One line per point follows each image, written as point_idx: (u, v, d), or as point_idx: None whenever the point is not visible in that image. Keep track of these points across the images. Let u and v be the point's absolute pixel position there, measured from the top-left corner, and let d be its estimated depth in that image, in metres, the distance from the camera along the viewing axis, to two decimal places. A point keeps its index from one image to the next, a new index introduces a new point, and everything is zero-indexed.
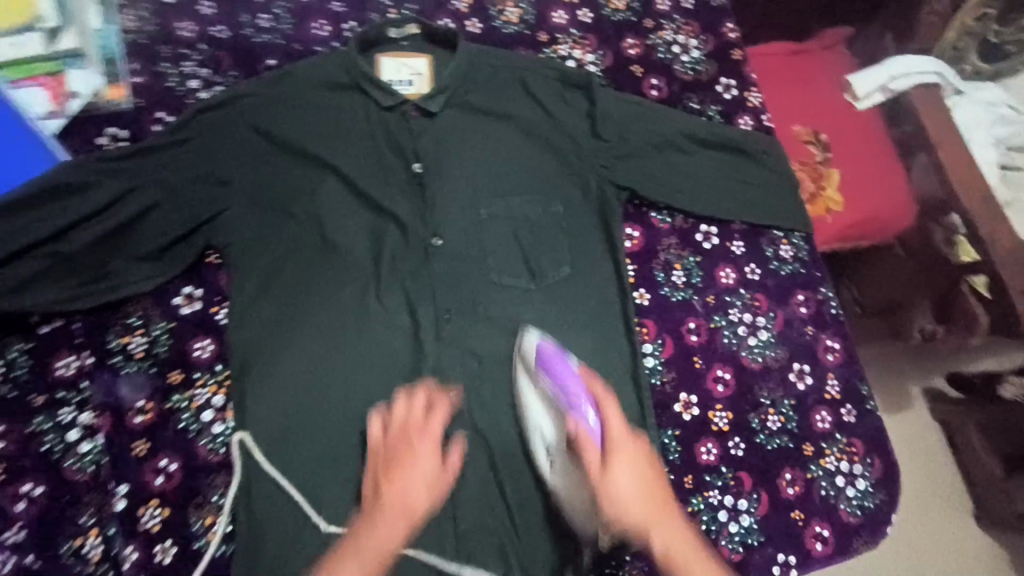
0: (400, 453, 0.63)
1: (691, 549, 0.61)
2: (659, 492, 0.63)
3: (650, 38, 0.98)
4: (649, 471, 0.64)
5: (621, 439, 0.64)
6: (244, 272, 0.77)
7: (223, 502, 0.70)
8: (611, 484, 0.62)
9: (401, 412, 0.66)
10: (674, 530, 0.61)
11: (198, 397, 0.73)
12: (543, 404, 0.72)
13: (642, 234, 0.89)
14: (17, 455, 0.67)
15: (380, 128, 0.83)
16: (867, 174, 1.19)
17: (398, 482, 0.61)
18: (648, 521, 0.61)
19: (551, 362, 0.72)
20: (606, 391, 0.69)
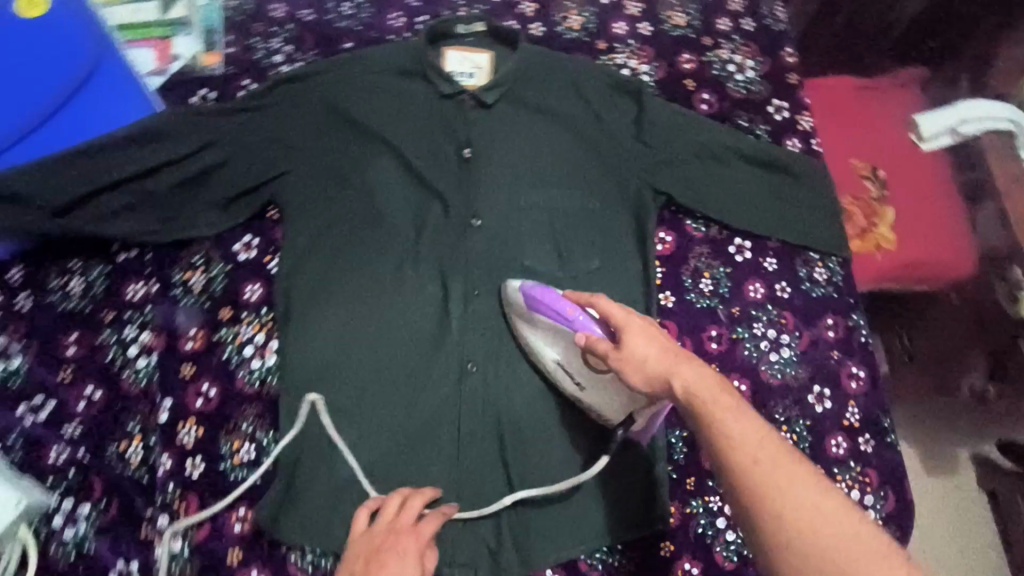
0: (387, 549, 0.61)
1: (718, 387, 0.58)
2: (673, 347, 0.62)
3: (706, 55, 1.01)
4: (658, 333, 0.64)
5: (619, 314, 0.66)
6: (300, 229, 0.83)
7: (251, 431, 0.77)
8: (628, 352, 0.63)
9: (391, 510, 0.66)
10: (696, 371, 0.59)
11: (243, 335, 0.80)
12: (552, 341, 0.77)
13: (675, 239, 0.92)
14: (83, 359, 0.77)
15: (437, 112, 0.89)
16: (925, 219, 1.16)
17: (385, 570, 0.59)
18: (667, 369, 0.60)
19: (536, 293, 0.77)
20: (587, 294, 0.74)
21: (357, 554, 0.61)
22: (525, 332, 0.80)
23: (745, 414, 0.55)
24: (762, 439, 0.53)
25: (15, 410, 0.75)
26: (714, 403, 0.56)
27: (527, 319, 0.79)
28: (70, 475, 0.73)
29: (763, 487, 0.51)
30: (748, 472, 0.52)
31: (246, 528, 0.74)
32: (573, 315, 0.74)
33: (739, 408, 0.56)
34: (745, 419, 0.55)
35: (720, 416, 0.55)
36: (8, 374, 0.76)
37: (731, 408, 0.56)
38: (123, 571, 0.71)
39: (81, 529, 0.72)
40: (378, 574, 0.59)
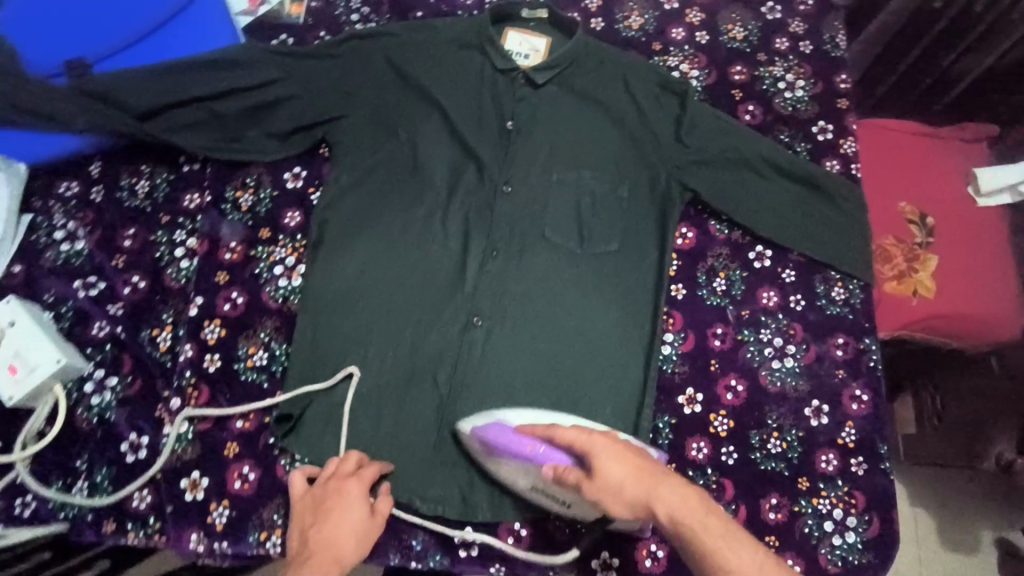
0: (330, 499, 0.69)
1: (704, 509, 0.61)
2: (647, 466, 0.64)
3: (758, 70, 1.03)
4: (626, 449, 0.66)
5: (581, 437, 0.67)
6: (344, 170, 0.90)
7: (267, 340, 0.83)
8: (603, 480, 0.64)
9: (331, 468, 0.72)
10: (675, 492, 0.62)
11: (276, 255, 0.87)
12: (522, 475, 0.74)
13: (696, 236, 0.93)
14: (136, 252, 0.86)
15: (488, 84, 0.94)
16: (969, 282, 1.15)
17: (330, 519, 0.67)
18: (647, 493, 0.63)
19: (491, 433, 0.74)
20: (542, 426, 0.71)
21: (303, 512, 0.68)
22: (492, 467, 0.77)
23: (736, 542, 0.59)
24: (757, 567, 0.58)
25: (73, 285, 0.85)
26: (704, 532, 0.60)
27: (491, 459, 0.76)
28: (106, 350, 0.82)
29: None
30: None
31: (246, 426, 0.80)
32: (533, 450, 0.71)
33: (725, 534, 0.60)
34: (740, 547, 0.59)
35: (715, 547, 0.59)
36: (73, 254, 0.86)
37: (722, 536, 0.59)
38: (135, 442, 0.78)
39: (106, 398, 0.80)
40: (326, 525, 0.66)
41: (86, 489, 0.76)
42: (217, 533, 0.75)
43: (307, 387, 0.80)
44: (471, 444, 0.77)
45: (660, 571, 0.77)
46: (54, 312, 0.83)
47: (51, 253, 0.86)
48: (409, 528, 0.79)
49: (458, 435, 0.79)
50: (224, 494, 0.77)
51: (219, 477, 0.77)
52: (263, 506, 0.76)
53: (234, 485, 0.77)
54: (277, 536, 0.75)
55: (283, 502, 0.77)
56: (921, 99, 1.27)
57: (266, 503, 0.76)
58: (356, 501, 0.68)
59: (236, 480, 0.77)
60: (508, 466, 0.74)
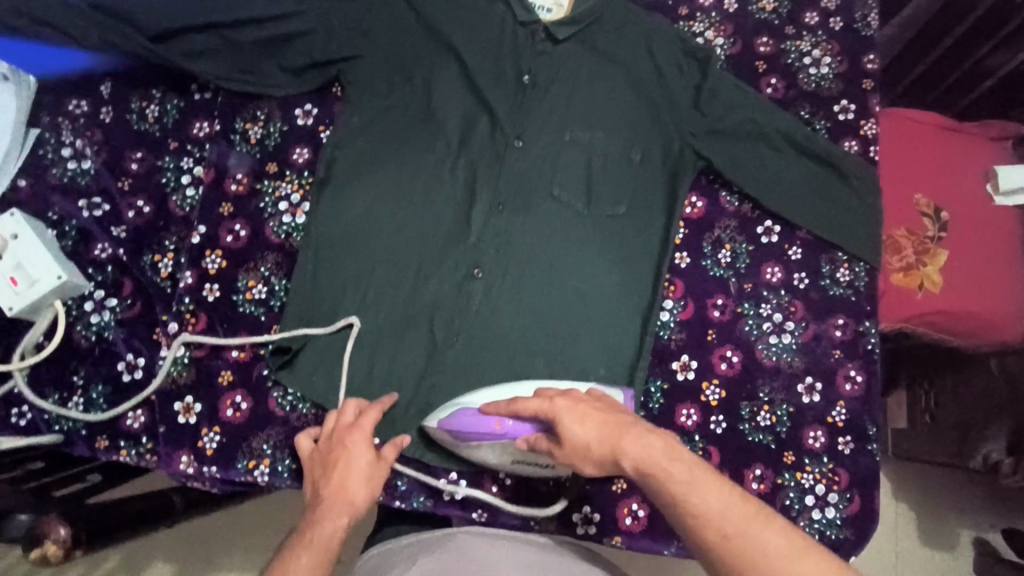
0: (337, 449, 0.70)
1: (669, 458, 0.60)
2: (612, 422, 0.63)
3: (785, 43, 1.00)
4: (590, 409, 0.65)
5: (542, 406, 0.66)
6: (356, 110, 0.88)
7: (267, 275, 0.83)
8: (571, 444, 0.64)
9: (333, 421, 0.73)
10: (640, 444, 0.61)
11: (282, 190, 0.86)
12: (498, 453, 0.74)
13: (705, 205, 0.92)
14: (142, 176, 0.86)
15: (508, 35, 0.92)
16: (981, 278, 1.14)
17: (339, 469, 0.69)
18: (613, 450, 0.62)
19: (456, 423, 0.73)
20: (502, 403, 0.70)
21: (314, 465, 0.71)
22: (465, 452, 0.76)
23: (703, 486, 0.59)
24: (726, 508, 0.58)
25: (77, 204, 0.85)
26: (671, 479, 0.59)
27: (465, 446, 0.75)
28: (107, 271, 0.82)
29: (746, 561, 0.56)
30: (727, 546, 0.57)
31: (242, 356, 0.80)
32: (500, 427, 0.71)
33: (693, 479, 0.59)
34: (708, 489, 0.58)
35: (681, 491, 0.58)
36: (80, 173, 0.86)
37: (688, 480, 0.59)
38: (132, 363, 0.79)
39: (105, 318, 0.80)
40: (335, 475, 0.68)
41: (82, 404, 0.77)
42: (207, 457, 0.76)
43: (305, 329, 0.79)
44: (441, 437, 0.76)
45: (639, 531, 0.78)
46: (57, 230, 0.84)
47: (58, 170, 0.86)
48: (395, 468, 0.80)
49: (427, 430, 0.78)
50: (216, 421, 0.77)
51: (211, 404, 0.78)
52: (254, 436, 0.77)
53: (226, 413, 0.78)
54: (266, 466, 0.76)
55: (273, 433, 0.77)
56: (949, 91, 1.24)
57: (256, 433, 0.77)
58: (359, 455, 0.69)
59: (228, 408, 0.78)
60: (482, 449, 0.74)
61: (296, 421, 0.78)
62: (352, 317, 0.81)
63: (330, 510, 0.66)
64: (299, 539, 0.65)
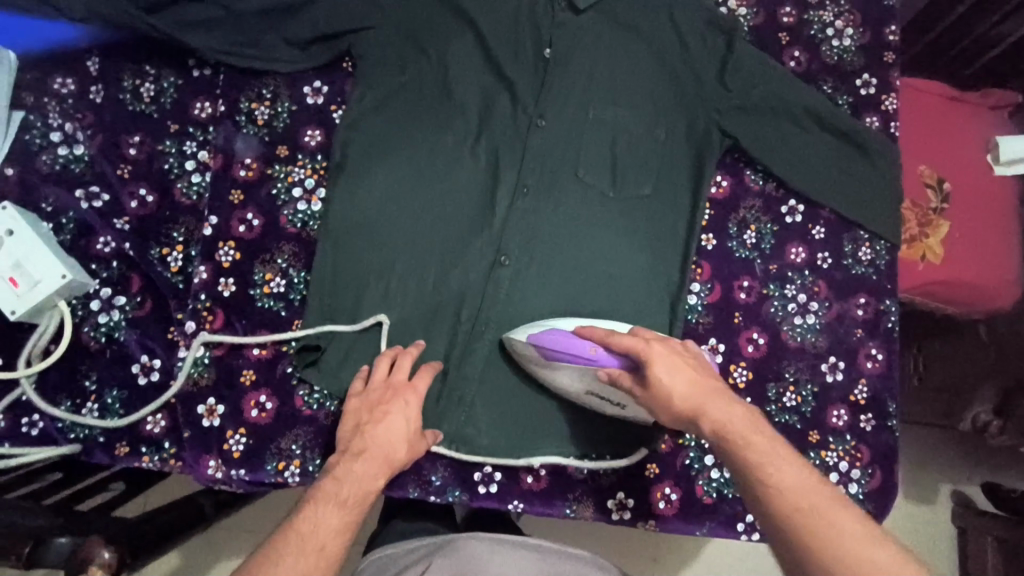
0: (390, 402, 0.70)
1: (752, 429, 0.61)
2: (704, 383, 0.65)
3: (808, 13, 0.97)
4: (682, 363, 0.66)
5: (639, 345, 0.67)
6: (370, 86, 0.83)
7: (285, 267, 0.79)
8: (656, 387, 0.65)
9: (384, 370, 0.72)
10: (727, 412, 0.63)
11: (295, 175, 0.81)
12: (578, 380, 0.74)
13: (731, 185, 0.91)
14: (143, 163, 0.80)
15: (527, 7, 0.87)
16: (979, 248, 1.17)
17: (385, 423, 0.68)
18: (696, 409, 0.64)
19: (546, 340, 0.73)
20: (601, 330, 0.70)
21: (360, 409, 0.69)
22: (544, 373, 0.76)
23: (780, 458, 0.59)
24: (802, 491, 0.57)
25: (73, 194, 0.78)
26: (749, 447, 0.60)
27: (541, 366, 0.76)
28: (113, 267, 0.77)
29: (809, 540, 0.55)
30: (795, 520, 0.56)
31: (264, 354, 0.77)
32: (594, 353, 0.70)
33: (777, 454, 0.59)
34: (785, 465, 0.59)
35: (761, 463, 0.59)
36: (72, 159, 0.79)
37: (768, 452, 0.60)
38: (147, 365, 0.75)
39: (115, 318, 0.76)
40: (380, 427, 0.68)
41: (97, 410, 0.74)
42: (234, 460, 0.73)
43: (331, 325, 0.76)
44: (525, 353, 0.76)
45: (671, 514, 0.79)
46: (54, 223, 0.77)
47: (47, 157, 0.79)
48: (429, 463, 0.79)
49: (505, 342, 0.78)
50: (242, 422, 0.74)
51: (235, 404, 0.75)
52: (282, 436, 0.75)
53: (251, 414, 0.75)
54: (296, 466, 0.74)
55: (302, 432, 0.75)
56: (958, 59, 1.23)
57: (284, 433, 0.75)
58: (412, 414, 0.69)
59: (253, 409, 0.75)
60: (563, 373, 0.74)
61: (325, 421, 0.76)
62: (379, 313, 0.78)
63: (369, 466, 0.65)
64: (331, 489, 0.63)
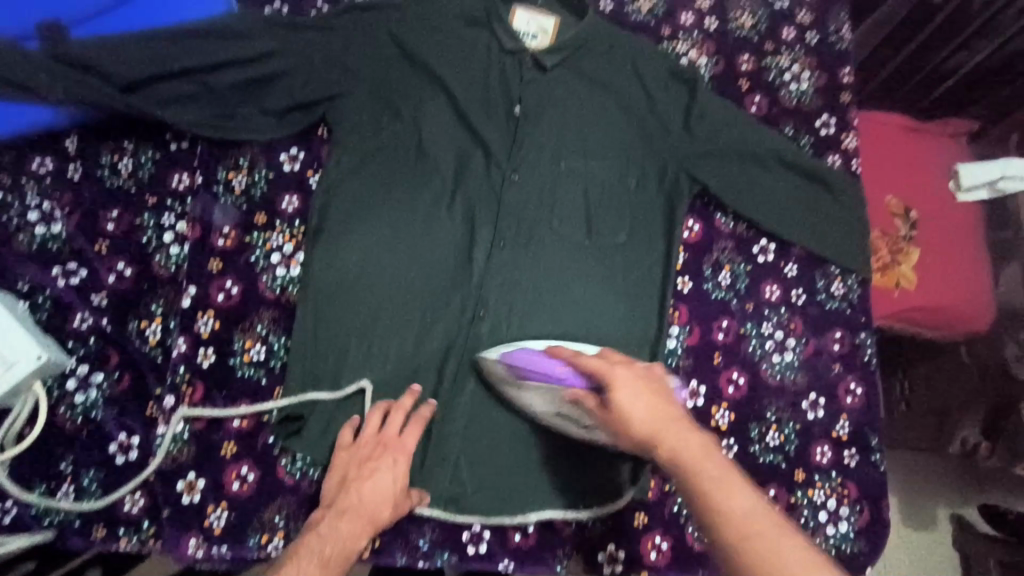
0: (378, 460, 0.71)
1: (705, 454, 0.60)
2: (663, 408, 0.65)
3: (765, 60, 1.01)
4: (644, 388, 0.67)
5: (601, 367, 0.69)
6: (346, 151, 0.85)
7: (265, 333, 0.79)
8: (617, 410, 0.66)
9: (373, 426, 0.74)
10: (680, 436, 0.62)
11: (272, 242, 0.82)
12: (546, 401, 0.75)
13: (702, 228, 0.93)
14: (120, 237, 0.80)
15: (495, 67, 0.90)
16: (946, 270, 1.19)
17: (371, 480, 0.70)
18: (653, 433, 0.63)
19: (518, 358, 0.76)
20: (569, 349, 0.73)
21: (348, 463, 0.72)
22: (515, 395, 0.78)
23: (731, 483, 0.57)
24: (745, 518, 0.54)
25: (50, 272, 0.78)
26: (700, 472, 0.58)
27: (512, 386, 0.77)
28: (90, 343, 0.77)
29: (753, 566, 0.52)
30: (740, 548, 0.53)
31: (244, 425, 0.76)
32: (562, 372, 0.73)
33: (727, 479, 0.57)
34: (736, 491, 0.56)
35: (710, 488, 0.57)
36: (48, 237, 0.80)
37: (717, 477, 0.58)
38: (126, 442, 0.74)
39: (92, 396, 0.75)
40: (366, 484, 0.70)
41: (74, 492, 0.72)
42: (217, 536, 0.72)
43: (313, 392, 0.76)
44: (496, 373, 0.78)
45: (664, 564, 0.79)
46: (30, 302, 0.77)
47: (24, 236, 0.79)
48: (415, 526, 0.78)
49: (479, 363, 0.81)
50: (223, 496, 0.73)
51: (216, 478, 0.74)
52: (265, 508, 0.74)
53: (232, 487, 0.74)
54: (280, 538, 0.73)
55: (285, 502, 0.74)
56: (914, 92, 1.28)
57: (267, 504, 0.74)
58: (398, 473, 0.71)
59: (235, 481, 0.74)
60: (532, 393, 0.76)
61: (309, 489, 0.75)
62: (362, 380, 0.78)
63: (353, 524, 0.67)
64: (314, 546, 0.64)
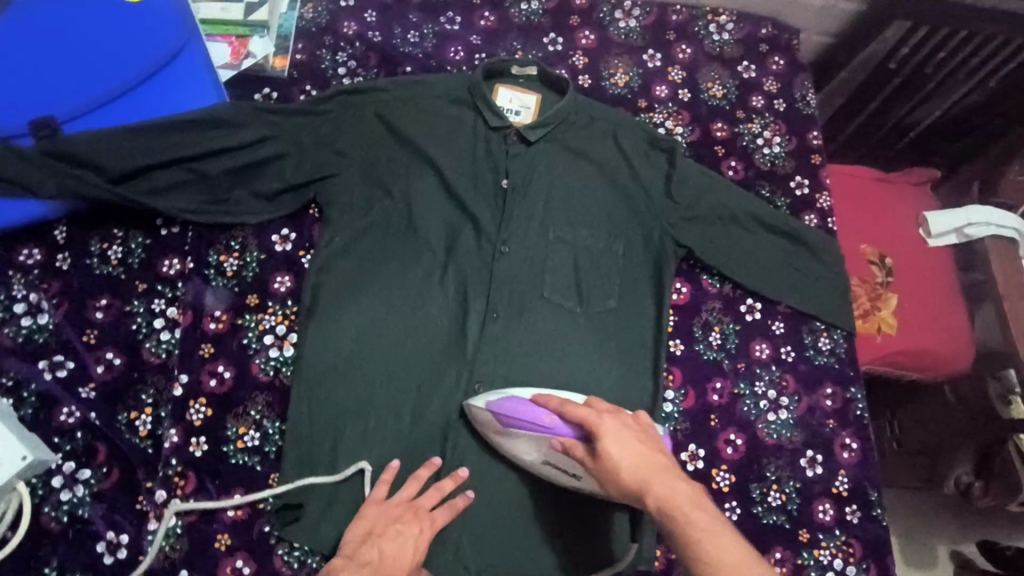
0: (403, 524, 0.70)
1: (691, 503, 0.61)
2: (648, 456, 0.65)
3: (738, 126, 1.06)
4: (631, 436, 0.67)
5: (587, 416, 0.69)
6: (338, 230, 0.86)
7: (259, 419, 0.78)
8: (604, 459, 0.66)
9: (411, 490, 0.73)
10: (668, 485, 0.63)
11: (265, 323, 0.82)
12: (534, 448, 0.75)
13: (690, 291, 0.95)
14: (109, 326, 0.79)
15: (482, 142, 0.92)
16: (920, 313, 1.21)
17: (391, 542, 0.68)
18: (641, 482, 0.64)
19: (505, 408, 0.75)
20: (555, 398, 0.73)
21: (376, 518, 0.70)
22: (504, 443, 0.77)
23: (717, 533, 0.59)
24: (736, 568, 0.57)
25: (36, 366, 0.77)
26: (687, 523, 0.60)
27: (498, 435, 0.77)
28: (77, 438, 0.74)
29: None
30: None
31: (238, 516, 0.74)
32: (549, 421, 0.73)
33: (713, 530, 0.59)
34: (721, 541, 0.58)
35: (697, 538, 0.59)
36: (35, 329, 0.78)
37: (704, 528, 0.59)
38: (114, 541, 0.71)
39: (78, 494, 0.72)
40: (386, 545, 0.68)
41: None
42: None
43: (310, 479, 0.74)
44: (482, 421, 0.77)
45: None
46: (14, 397, 0.75)
47: (10, 329, 0.78)
48: None
49: (466, 411, 0.80)
50: None
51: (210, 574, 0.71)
52: None
53: None
54: None
55: None
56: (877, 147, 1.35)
57: None
58: (420, 544, 0.69)
59: None
60: (521, 442, 0.75)
61: None
62: (361, 461, 0.76)
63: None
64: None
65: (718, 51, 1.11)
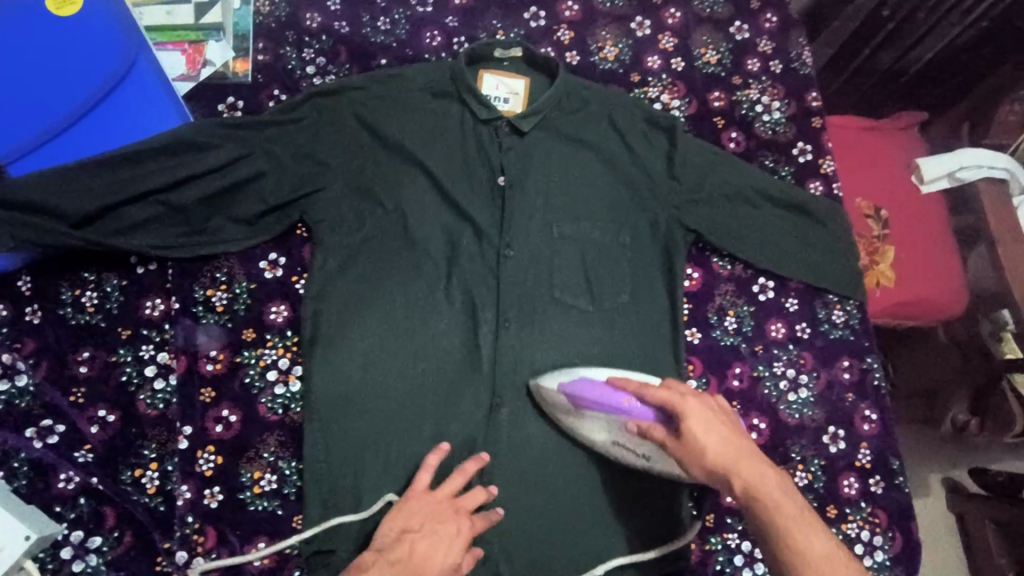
0: (443, 522, 0.68)
1: (782, 492, 0.57)
2: (734, 440, 0.61)
3: (735, 94, 1.01)
4: (717, 419, 0.62)
5: (672, 399, 0.64)
6: (331, 250, 0.80)
7: (273, 461, 0.74)
8: (688, 441, 0.62)
9: (451, 487, 0.70)
10: (756, 471, 0.59)
11: (266, 358, 0.77)
12: (603, 428, 0.73)
13: (702, 275, 0.92)
14: (97, 381, 0.74)
15: (472, 137, 0.86)
16: (917, 261, 1.16)
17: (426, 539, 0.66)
18: (725, 466, 0.60)
19: (577, 387, 0.73)
20: (633, 381, 0.69)
21: (416, 514, 0.68)
22: (573, 423, 0.75)
23: (807, 524, 0.55)
24: (829, 558, 0.53)
25: (24, 434, 0.72)
26: (777, 510, 0.56)
27: (568, 415, 0.75)
28: (80, 505, 0.70)
29: None
30: None
31: (267, 563, 0.72)
32: (627, 403, 0.70)
33: (804, 519, 0.56)
34: (813, 531, 0.55)
35: (788, 527, 0.55)
36: (16, 394, 0.73)
37: (795, 517, 0.56)
38: None
39: (92, 562, 0.69)
40: (422, 543, 0.65)
41: None
42: None
43: (336, 518, 0.71)
44: (551, 400, 0.76)
45: None
46: (5, 471, 0.70)
47: None
48: None
49: (533, 389, 0.78)
50: None
51: None
52: None
53: None
54: None
55: None
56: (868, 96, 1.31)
57: None
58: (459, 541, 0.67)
59: None
60: (592, 421, 0.73)
61: None
62: (387, 494, 0.73)
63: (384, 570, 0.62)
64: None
65: (708, 12, 1.05)
